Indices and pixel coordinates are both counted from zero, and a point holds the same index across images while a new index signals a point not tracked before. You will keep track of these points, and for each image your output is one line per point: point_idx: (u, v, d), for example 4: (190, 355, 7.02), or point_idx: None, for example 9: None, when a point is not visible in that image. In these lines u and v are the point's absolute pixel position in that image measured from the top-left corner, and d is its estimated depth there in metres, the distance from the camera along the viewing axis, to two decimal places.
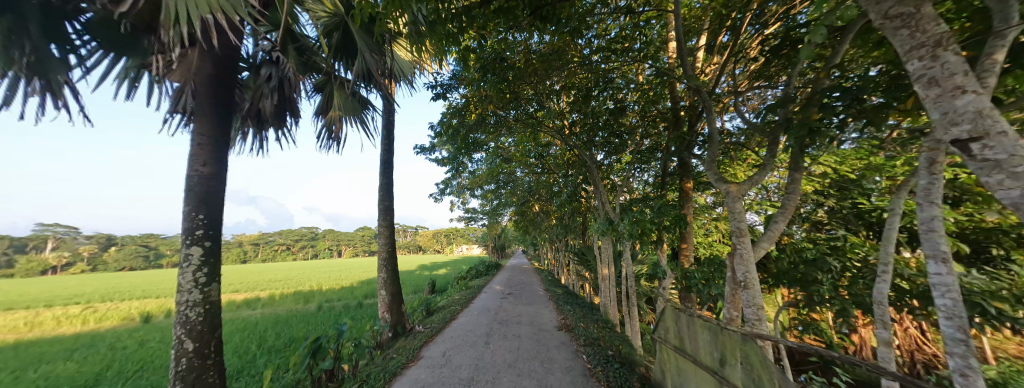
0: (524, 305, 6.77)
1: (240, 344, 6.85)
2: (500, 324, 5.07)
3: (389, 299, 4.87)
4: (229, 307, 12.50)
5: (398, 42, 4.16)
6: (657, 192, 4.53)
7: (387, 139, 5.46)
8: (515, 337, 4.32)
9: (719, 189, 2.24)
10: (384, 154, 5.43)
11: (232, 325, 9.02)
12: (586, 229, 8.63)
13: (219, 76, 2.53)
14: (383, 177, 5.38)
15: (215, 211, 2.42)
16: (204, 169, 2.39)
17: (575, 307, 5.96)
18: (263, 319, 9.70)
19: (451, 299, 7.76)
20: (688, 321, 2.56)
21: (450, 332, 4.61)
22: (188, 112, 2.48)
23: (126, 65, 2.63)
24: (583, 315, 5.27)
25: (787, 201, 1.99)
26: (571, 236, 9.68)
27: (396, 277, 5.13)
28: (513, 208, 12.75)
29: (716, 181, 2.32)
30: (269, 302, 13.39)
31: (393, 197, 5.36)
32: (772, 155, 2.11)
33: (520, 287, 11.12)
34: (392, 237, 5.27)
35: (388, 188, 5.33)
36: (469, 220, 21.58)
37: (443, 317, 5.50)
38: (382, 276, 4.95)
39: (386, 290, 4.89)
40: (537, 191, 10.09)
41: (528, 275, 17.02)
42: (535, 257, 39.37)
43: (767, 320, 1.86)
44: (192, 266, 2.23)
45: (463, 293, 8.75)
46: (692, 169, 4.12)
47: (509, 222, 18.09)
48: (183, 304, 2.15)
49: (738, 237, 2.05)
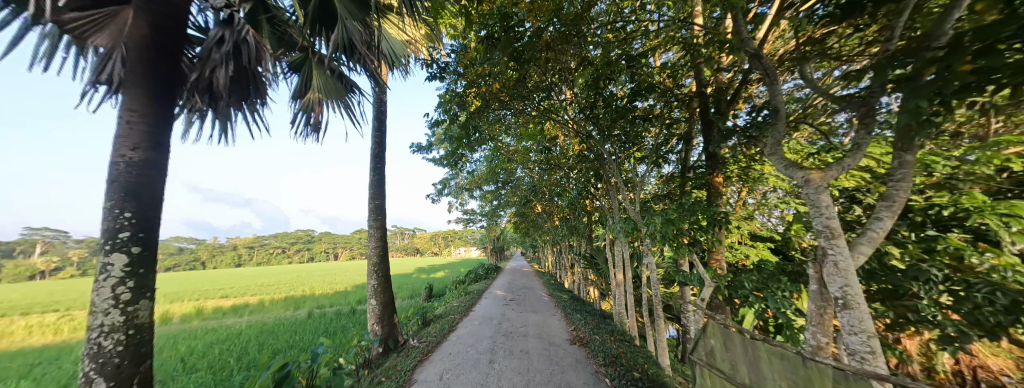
0: (529, 313, 6.22)
1: (219, 358, 6.23)
2: (505, 336, 4.55)
3: (380, 309, 4.33)
4: (215, 314, 11.83)
5: (388, 17, 3.66)
6: (680, 189, 4.06)
7: (378, 132, 4.93)
8: (523, 354, 3.81)
9: (793, 177, 1.76)
10: (374, 148, 4.90)
11: (214, 335, 8.38)
12: (592, 230, 8.15)
13: (157, 39, 1.98)
14: (375, 173, 4.87)
15: (149, 208, 1.88)
16: (133, 154, 1.84)
17: (586, 316, 5.45)
18: (248, 327, 9.04)
19: (450, 306, 7.20)
20: (748, 346, 2.06)
21: (448, 348, 4.08)
22: (114, 82, 1.93)
23: (44, 30, 2.09)
24: (597, 326, 4.75)
25: (894, 192, 1.52)
26: (575, 238, 9.20)
27: (388, 285, 4.59)
28: (513, 208, 12.28)
29: (786, 168, 1.84)
30: (258, 308, 12.72)
31: (385, 196, 4.85)
32: (866, 132, 1.64)
33: (523, 292, 10.59)
34: (384, 240, 4.74)
35: (379, 186, 4.81)
36: (467, 222, 21.12)
37: (441, 328, 4.97)
38: (373, 283, 4.43)
39: (376, 300, 4.36)
40: (539, 191, 9.63)
41: (529, 279, 16.49)
42: (534, 259, 38.76)
43: (884, 354, 1.36)
44: (112, 279, 1.69)
45: (462, 299, 8.18)
46: (722, 160, 3.66)
47: (508, 224, 17.62)
48: (94, 330, 1.61)
49: (830, 240, 1.57)
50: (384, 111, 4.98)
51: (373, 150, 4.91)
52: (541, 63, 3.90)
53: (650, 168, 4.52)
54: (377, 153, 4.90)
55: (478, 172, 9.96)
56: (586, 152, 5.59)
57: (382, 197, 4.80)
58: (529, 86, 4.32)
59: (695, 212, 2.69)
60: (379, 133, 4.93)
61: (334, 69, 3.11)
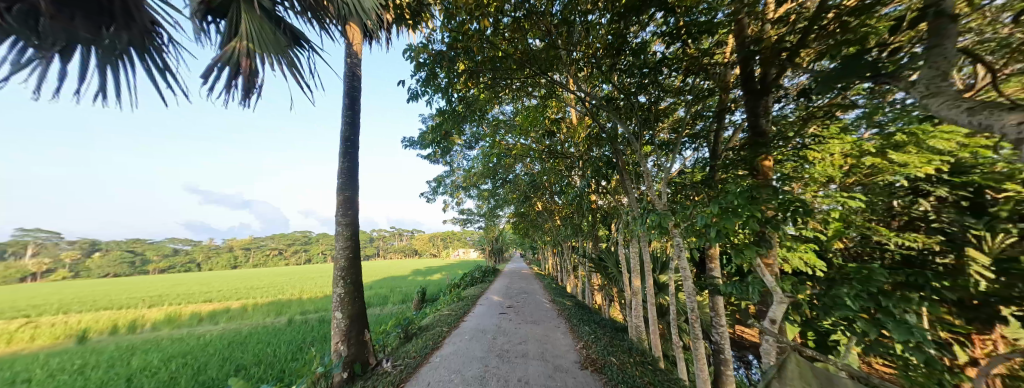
0: (528, 324, 5.43)
1: (170, 377, 5.39)
2: (499, 357, 3.77)
3: (347, 325, 3.54)
4: (190, 321, 11.00)
5: None
6: (712, 178, 3.32)
7: (348, 111, 4.14)
8: (519, 384, 3.02)
9: (987, 122, 0.99)
10: (344, 130, 4.11)
11: (180, 345, 7.57)
12: (598, 230, 7.41)
13: None
14: (344, 159, 4.07)
15: None
16: None
17: (596, 329, 4.65)
18: (219, 337, 8.22)
19: (439, 315, 6.39)
20: None
21: (427, 374, 3.29)
22: None
23: None
24: (610, 343, 3.97)
25: None
26: (580, 238, 8.39)
27: (358, 295, 3.80)
28: (513, 207, 11.54)
29: (963, 112, 1.06)
30: (238, 314, 11.88)
31: (357, 187, 4.06)
32: None
33: (523, 297, 9.76)
34: (354, 240, 3.94)
35: (350, 175, 4.02)
36: (464, 222, 20.30)
37: (423, 345, 4.17)
38: (339, 292, 3.65)
39: (342, 312, 3.57)
40: (541, 187, 8.85)
41: (529, 282, 15.73)
42: (534, 261, 38.04)
43: None
44: None
45: (454, 306, 7.39)
46: (772, 137, 2.89)
47: (507, 225, 16.84)
48: None
49: None
50: (355, 87, 4.19)
51: (343, 133, 4.12)
52: (542, 21, 3.17)
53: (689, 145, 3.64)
54: (347, 135, 4.11)
55: (474, 168, 9.17)
56: (594, 140, 4.87)
57: (352, 189, 4.01)
58: (528, 58, 3.62)
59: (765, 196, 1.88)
60: (350, 112, 4.14)
61: (271, 13, 2.33)
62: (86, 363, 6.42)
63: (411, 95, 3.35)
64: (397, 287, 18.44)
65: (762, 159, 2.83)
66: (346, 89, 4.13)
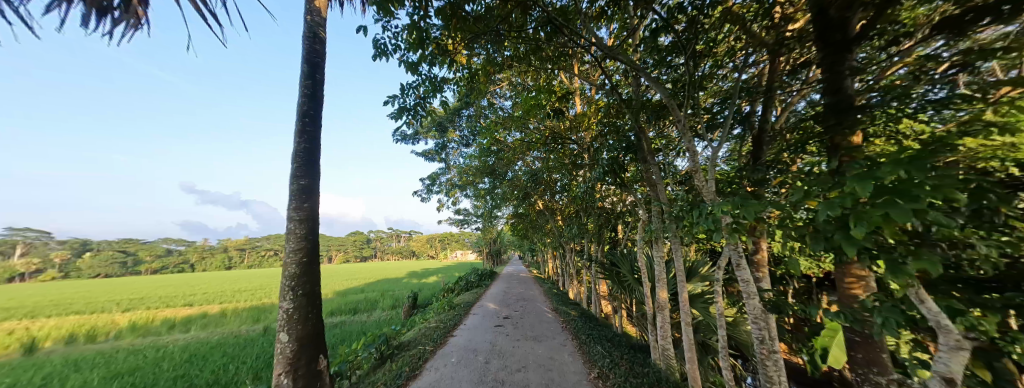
0: (529, 342, 4.63)
1: None
2: None
3: (293, 352, 2.75)
4: (160, 328, 10.16)
5: None
6: (772, 160, 2.51)
7: (307, 80, 3.33)
8: None
9: None
10: (301, 103, 3.30)
11: (136, 359, 6.73)
12: (606, 231, 6.65)
13: None
14: (299, 139, 3.25)
15: None
16: None
17: (611, 350, 3.84)
18: (182, 349, 7.36)
19: (425, 328, 5.55)
20: None
21: None
22: None
23: None
24: (632, 373, 3.16)
25: None
26: (585, 241, 7.64)
27: (314, 311, 3.00)
28: (512, 207, 10.77)
29: None
30: (214, 321, 11.03)
31: (314, 175, 3.23)
32: None
33: (523, 305, 8.93)
34: (311, 240, 3.14)
35: (309, 159, 3.23)
36: (461, 222, 19.47)
37: (398, 373, 3.34)
38: (286, 307, 2.86)
39: (288, 334, 2.78)
40: (542, 185, 8.12)
41: (529, 287, 14.94)
42: (533, 264, 37.25)
43: None
44: None
45: (445, 316, 6.58)
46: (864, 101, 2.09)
47: (507, 227, 16.07)
48: None
49: None
50: (317, 51, 3.39)
51: (300, 107, 3.31)
52: None
53: (732, 125, 2.88)
54: (304, 110, 3.29)
55: (470, 164, 8.42)
56: (604, 125, 4.08)
57: (310, 176, 3.20)
58: (528, 12, 2.85)
59: (941, 167, 1.09)
60: (309, 82, 3.33)
61: None
62: (18, 381, 5.58)
63: (376, 52, 2.55)
64: (390, 291, 17.64)
65: (851, 132, 2.05)
66: (306, 53, 3.34)
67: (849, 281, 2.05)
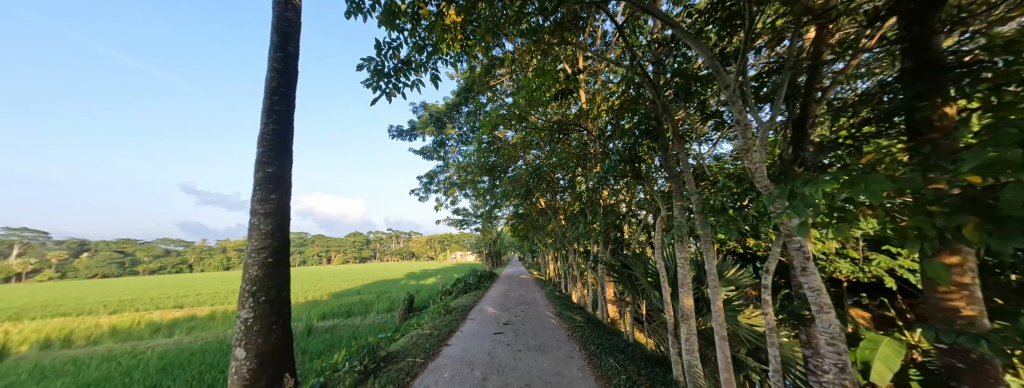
0: (532, 352, 4.18)
1: None
2: None
3: (252, 370, 2.30)
4: (145, 332, 9.71)
5: None
6: (830, 142, 2.04)
7: (277, 53, 2.88)
8: None
9: None
10: (270, 79, 2.85)
11: (111, 366, 6.29)
12: (612, 231, 6.21)
13: None
14: (266, 120, 2.79)
15: None
16: None
17: (626, 363, 3.40)
18: (162, 355, 6.91)
19: (417, 335, 5.09)
20: None
21: None
22: None
23: None
24: None
25: None
26: (589, 241, 7.20)
27: (280, 319, 2.55)
28: (512, 206, 10.33)
29: None
30: (201, 324, 10.56)
31: (282, 162, 2.77)
32: None
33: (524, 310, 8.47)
34: (279, 235, 2.69)
35: (276, 142, 2.77)
36: (461, 222, 19.02)
37: None
38: (246, 316, 2.40)
39: (247, 348, 2.33)
40: (544, 182, 7.67)
41: (530, 290, 14.42)
42: (534, 266, 36.68)
43: None
44: None
45: (441, 321, 6.11)
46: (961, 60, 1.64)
47: (508, 227, 15.60)
48: None
49: None
50: (288, 20, 2.95)
51: (268, 83, 2.85)
52: None
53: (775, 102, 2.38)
54: (272, 86, 2.84)
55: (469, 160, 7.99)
56: (616, 110, 3.64)
57: (277, 163, 2.74)
58: None
59: None
60: (279, 54, 2.88)
61: None
62: None
63: (349, 9, 2.11)
64: (387, 293, 17.13)
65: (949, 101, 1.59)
66: (276, 21, 2.90)
67: (940, 290, 1.49)
